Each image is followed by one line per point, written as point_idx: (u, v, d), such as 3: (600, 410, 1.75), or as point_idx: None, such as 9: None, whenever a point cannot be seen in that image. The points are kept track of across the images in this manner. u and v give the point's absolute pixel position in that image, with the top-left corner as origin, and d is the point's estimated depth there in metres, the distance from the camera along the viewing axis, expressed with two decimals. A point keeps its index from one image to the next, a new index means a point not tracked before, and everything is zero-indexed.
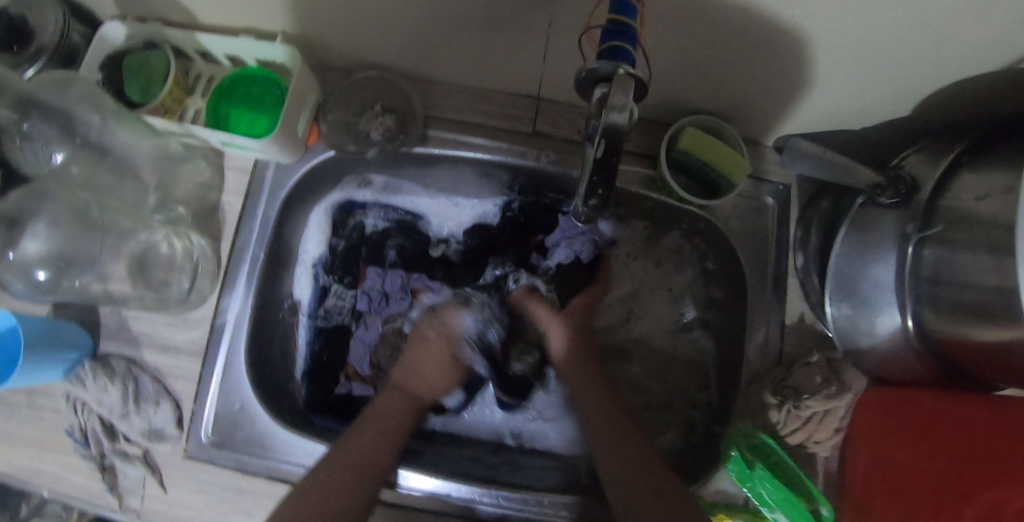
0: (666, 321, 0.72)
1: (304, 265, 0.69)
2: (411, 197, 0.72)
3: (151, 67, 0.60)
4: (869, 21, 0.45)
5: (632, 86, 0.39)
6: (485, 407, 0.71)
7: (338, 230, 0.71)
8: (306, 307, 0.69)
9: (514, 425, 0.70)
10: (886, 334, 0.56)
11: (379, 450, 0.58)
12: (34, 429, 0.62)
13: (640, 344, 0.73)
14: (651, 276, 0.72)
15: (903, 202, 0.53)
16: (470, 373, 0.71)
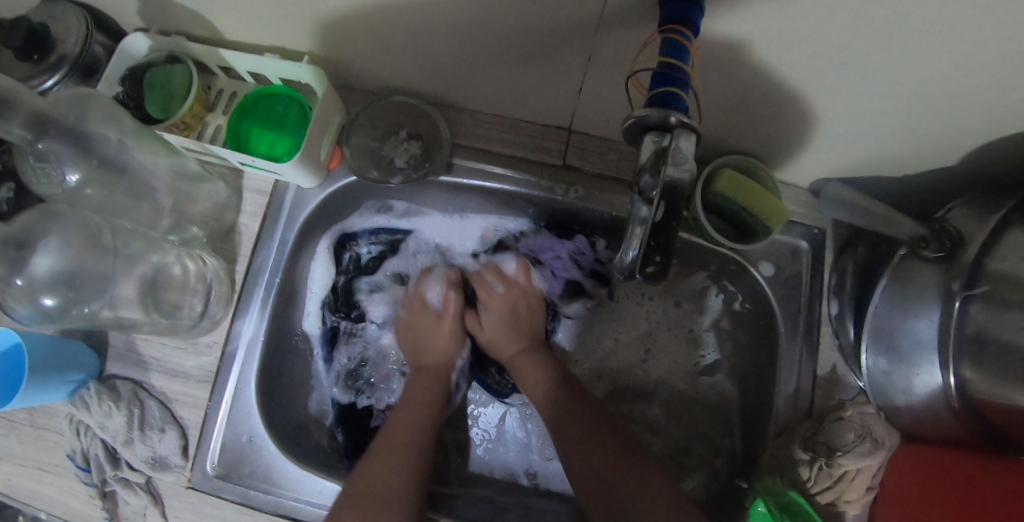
0: (686, 363, 0.70)
1: (314, 300, 0.67)
2: (418, 225, 0.70)
3: (173, 82, 0.59)
4: (924, 72, 0.43)
5: (689, 136, 0.39)
6: (500, 444, 0.68)
7: (341, 267, 0.68)
8: (318, 348, 0.67)
9: (529, 464, 0.67)
10: (923, 392, 0.54)
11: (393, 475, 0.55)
12: (33, 450, 0.60)
13: (660, 385, 0.70)
14: (669, 316, 0.70)
15: (948, 258, 0.51)
16: (486, 406, 0.70)
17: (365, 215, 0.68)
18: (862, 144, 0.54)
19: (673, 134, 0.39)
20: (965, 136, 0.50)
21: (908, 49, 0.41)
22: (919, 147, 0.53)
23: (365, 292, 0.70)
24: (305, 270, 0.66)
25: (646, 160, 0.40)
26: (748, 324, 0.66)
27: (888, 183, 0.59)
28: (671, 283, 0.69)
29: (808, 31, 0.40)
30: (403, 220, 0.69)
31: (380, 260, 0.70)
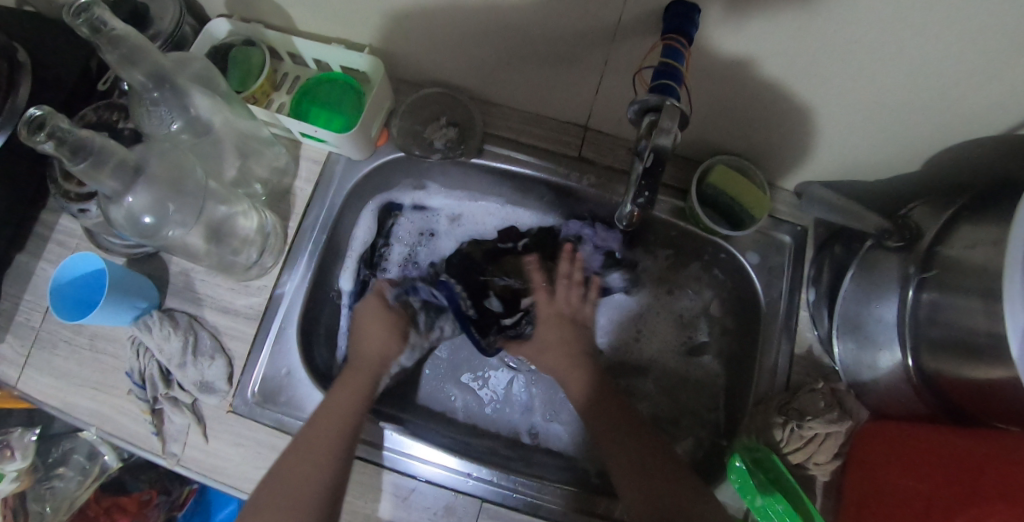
0: (674, 343, 0.77)
1: (352, 258, 0.76)
2: (449, 202, 0.79)
3: (251, 62, 0.69)
4: (883, 84, 0.53)
5: (678, 115, 0.48)
6: (506, 404, 0.75)
7: (382, 230, 0.78)
8: (347, 299, 0.76)
9: (533, 424, 0.74)
10: (887, 368, 0.62)
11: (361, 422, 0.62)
12: (92, 370, 0.67)
13: (654, 364, 0.78)
14: (662, 302, 0.78)
15: (907, 247, 0.60)
16: (496, 372, 0.77)
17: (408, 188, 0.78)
18: (835, 149, 0.64)
19: (664, 112, 0.48)
20: (919, 144, 0.60)
21: (867, 63, 0.50)
22: (883, 153, 0.62)
23: (394, 260, 0.78)
24: (345, 235, 0.74)
25: (643, 130, 0.51)
26: (735, 309, 0.73)
27: (859, 187, 0.69)
28: (667, 272, 0.78)
29: (787, 44, 0.50)
30: (440, 197, 0.79)
31: (411, 232, 0.79)
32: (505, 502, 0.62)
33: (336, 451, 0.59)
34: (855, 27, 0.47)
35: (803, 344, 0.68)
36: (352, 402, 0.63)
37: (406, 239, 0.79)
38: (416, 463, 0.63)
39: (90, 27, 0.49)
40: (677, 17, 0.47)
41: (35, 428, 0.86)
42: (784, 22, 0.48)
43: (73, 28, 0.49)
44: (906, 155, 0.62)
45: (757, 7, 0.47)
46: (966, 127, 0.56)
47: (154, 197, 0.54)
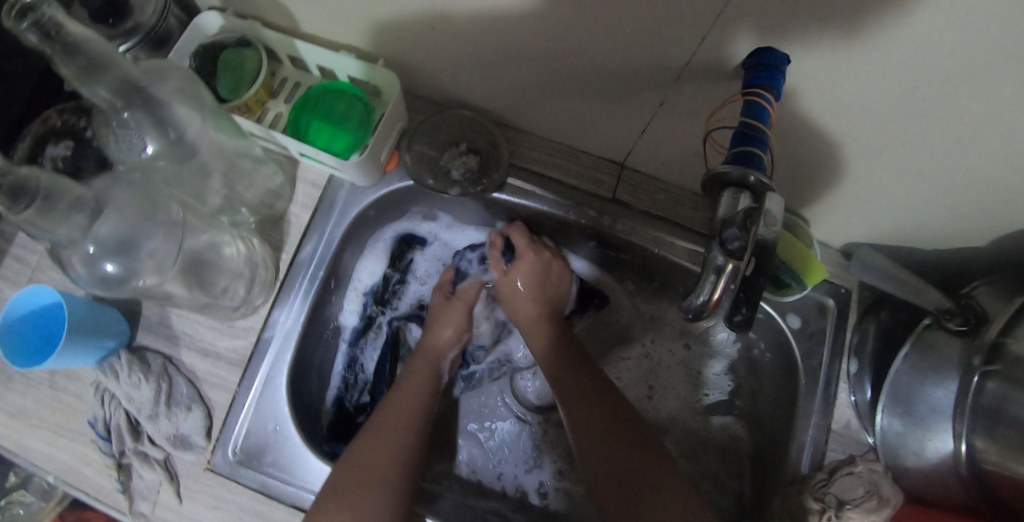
0: (689, 400, 0.73)
1: (355, 291, 0.69)
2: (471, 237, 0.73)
3: (245, 66, 0.59)
4: (975, 160, 0.46)
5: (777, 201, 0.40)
6: (512, 458, 0.70)
7: (395, 263, 0.71)
8: (347, 334, 0.69)
9: (541, 484, 0.68)
10: (932, 458, 0.57)
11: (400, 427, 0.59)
12: (50, 411, 0.59)
13: (672, 424, 0.73)
14: (677, 357, 0.74)
15: (971, 332, 0.55)
16: (504, 424, 0.71)
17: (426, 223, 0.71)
18: (900, 215, 0.57)
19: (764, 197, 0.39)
20: (998, 221, 0.53)
21: (965, 136, 0.44)
22: (951, 225, 0.56)
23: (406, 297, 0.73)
24: (347, 267, 0.67)
25: (728, 211, 0.43)
26: (766, 366, 0.68)
27: (917, 252, 0.63)
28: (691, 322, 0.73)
29: (884, 108, 0.43)
30: (462, 234, 0.72)
31: (432, 270, 0.74)
32: None
33: (387, 446, 0.57)
34: (972, 99, 0.40)
35: (841, 419, 0.63)
36: (406, 407, 0.61)
37: (420, 273, 0.73)
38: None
39: (41, 32, 0.39)
40: (762, 68, 0.40)
41: None
42: (886, 86, 0.41)
43: (16, 33, 0.40)
44: (975, 231, 0.56)
45: (860, 69, 0.40)
46: None
47: (119, 236, 0.46)
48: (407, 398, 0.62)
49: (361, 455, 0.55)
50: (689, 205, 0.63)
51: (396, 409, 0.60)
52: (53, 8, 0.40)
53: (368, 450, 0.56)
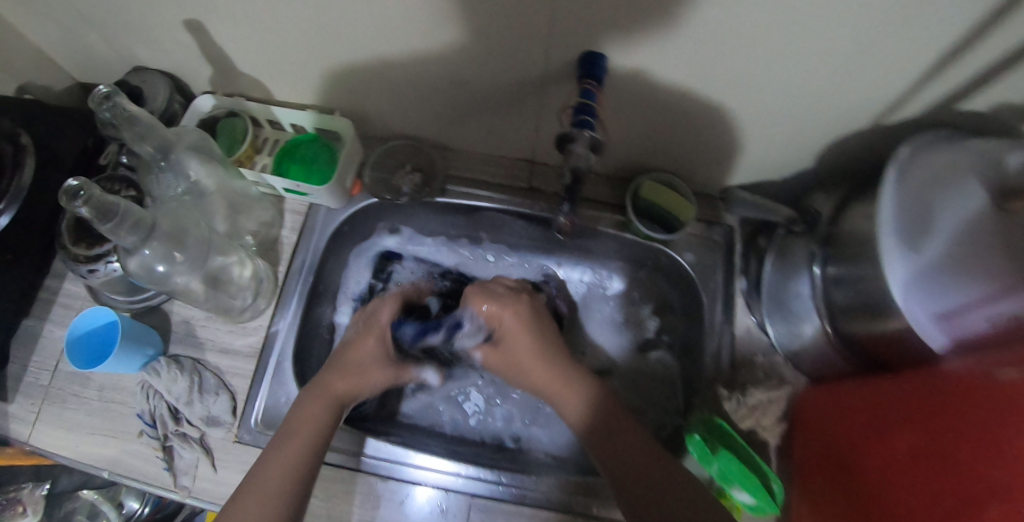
0: (633, 343, 0.87)
1: (345, 297, 0.85)
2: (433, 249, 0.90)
3: (236, 130, 0.79)
4: (761, 100, 0.64)
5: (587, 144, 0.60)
6: (489, 416, 0.82)
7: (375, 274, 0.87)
8: (341, 332, 0.84)
9: (514, 430, 0.81)
10: (810, 336, 0.71)
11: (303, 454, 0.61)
12: (104, 419, 0.72)
13: (618, 367, 0.86)
14: (611, 315, 0.89)
15: (811, 229, 0.70)
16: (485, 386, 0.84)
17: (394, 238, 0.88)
18: (746, 157, 0.75)
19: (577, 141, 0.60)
20: (807, 143, 0.71)
21: (739, 86, 0.63)
22: (784, 155, 0.74)
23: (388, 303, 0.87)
24: (332, 276, 0.83)
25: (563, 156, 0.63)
26: (682, 301, 0.83)
27: (772, 186, 0.80)
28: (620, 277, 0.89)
29: (678, 75, 0.62)
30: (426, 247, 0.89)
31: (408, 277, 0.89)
32: (492, 495, 0.68)
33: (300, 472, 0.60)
34: (725, 58, 0.58)
35: (742, 327, 0.77)
36: (312, 435, 0.63)
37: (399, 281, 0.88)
38: (412, 470, 0.69)
39: (112, 112, 0.60)
40: (589, 65, 0.59)
41: (43, 482, 0.89)
42: (669, 59, 0.60)
43: (97, 112, 0.61)
44: (798, 156, 0.74)
45: (647, 51, 0.59)
46: (838, 127, 0.67)
47: (165, 247, 0.63)
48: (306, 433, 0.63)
49: (268, 471, 0.60)
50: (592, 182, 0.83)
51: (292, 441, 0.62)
52: (121, 97, 0.60)
53: (271, 471, 0.60)
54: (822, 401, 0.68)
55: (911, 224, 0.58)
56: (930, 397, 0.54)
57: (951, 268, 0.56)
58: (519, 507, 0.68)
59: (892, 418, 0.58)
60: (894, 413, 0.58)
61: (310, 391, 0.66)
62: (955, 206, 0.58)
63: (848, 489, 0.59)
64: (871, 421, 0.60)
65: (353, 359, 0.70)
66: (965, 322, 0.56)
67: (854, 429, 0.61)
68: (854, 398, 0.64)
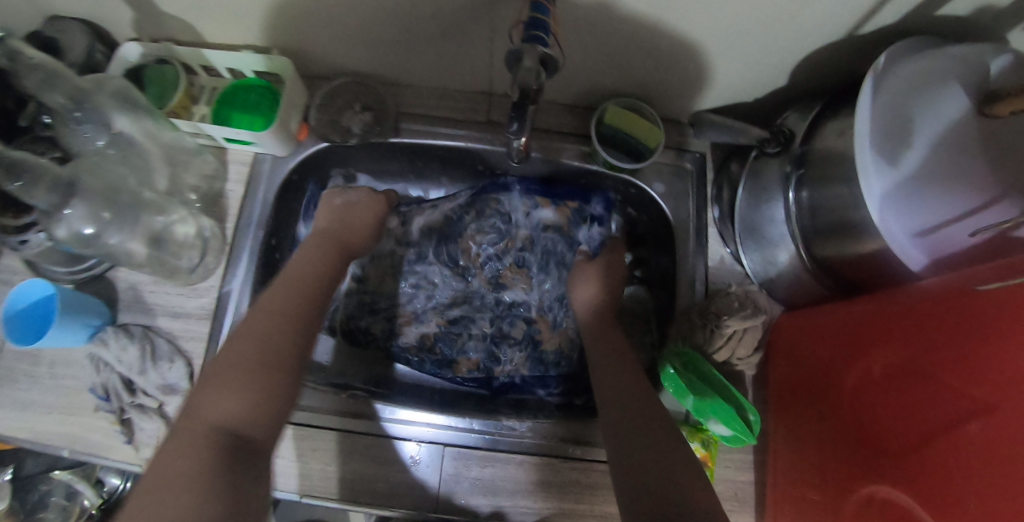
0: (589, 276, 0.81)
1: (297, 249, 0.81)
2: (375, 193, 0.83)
3: (166, 77, 0.70)
4: (733, 16, 0.58)
5: (538, 54, 0.53)
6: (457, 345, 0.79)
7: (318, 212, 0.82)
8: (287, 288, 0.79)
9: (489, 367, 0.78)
10: (785, 262, 0.68)
11: (271, 323, 0.58)
12: (56, 396, 0.68)
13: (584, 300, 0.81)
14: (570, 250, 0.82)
15: (783, 150, 0.66)
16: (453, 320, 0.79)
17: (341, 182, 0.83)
18: (716, 79, 0.70)
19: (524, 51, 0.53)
20: (783, 60, 0.66)
21: (705, 3, 0.56)
22: (757, 74, 0.68)
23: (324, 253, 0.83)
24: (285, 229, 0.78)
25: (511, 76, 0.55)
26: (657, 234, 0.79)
27: (746, 107, 0.76)
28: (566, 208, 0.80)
29: None
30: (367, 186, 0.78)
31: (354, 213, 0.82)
32: (466, 443, 0.67)
33: (284, 336, 0.58)
34: None
35: (716, 257, 0.75)
36: (271, 324, 0.58)
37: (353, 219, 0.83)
38: (396, 425, 0.67)
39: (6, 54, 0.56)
40: None
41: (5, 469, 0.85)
42: None
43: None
44: (771, 74, 0.69)
45: None
46: (815, 40, 0.62)
47: (90, 207, 0.59)
48: (284, 300, 0.61)
49: (237, 354, 0.56)
50: (554, 110, 0.77)
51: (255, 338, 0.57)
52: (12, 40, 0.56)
53: (257, 330, 0.58)
54: (800, 326, 0.67)
55: (889, 135, 0.55)
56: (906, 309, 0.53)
57: (930, 183, 0.53)
58: (493, 452, 0.67)
59: (867, 340, 0.56)
60: (871, 336, 0.56)
61: (273, 287, 0.62)
62: (936, 112, 0.55)
63: (823, 409, 0.59)
64: (846, 346, 0.59)
65: (357, 209, 0.74)
66: (944, 237, 0.53)
67: (830, 352, 0.61)
68: (833, 320, 0.62)
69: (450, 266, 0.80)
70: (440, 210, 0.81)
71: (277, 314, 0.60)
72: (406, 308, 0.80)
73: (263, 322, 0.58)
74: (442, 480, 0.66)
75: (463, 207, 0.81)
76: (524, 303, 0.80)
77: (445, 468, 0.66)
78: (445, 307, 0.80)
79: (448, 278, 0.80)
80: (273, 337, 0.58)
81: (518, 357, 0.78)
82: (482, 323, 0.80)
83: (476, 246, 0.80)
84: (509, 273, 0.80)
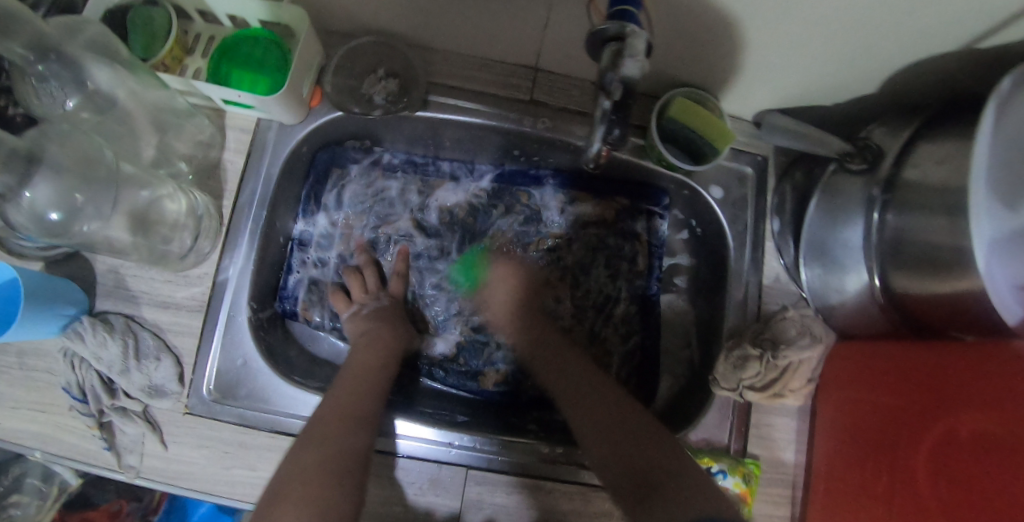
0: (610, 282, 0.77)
1: (295, 245, 0.72)
2: (394, 182, 0.76)
3: (155, 23, 0.58)
4: (849, 7, 0.49)
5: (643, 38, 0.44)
6: (483, 351, 0.75)
7: (325, 192, 0.74)
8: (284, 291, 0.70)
9: (513, 373, 0.74)
10: (854, 291, 0.62)
11: (359, 396, 0.60)
12: (26, 390, 0.59)
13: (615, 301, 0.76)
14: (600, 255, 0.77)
15: (869, 169, 0.59)
16: (476, 324, 0.75)
17: (354, 170, 0.74)
18: (801, 76, 0.61)
19: (629, 36, 0.44)
20: (886, 63, 0.57)
21: None
22: (849, 75, 0.59)
23: (336, 245, 0.74)
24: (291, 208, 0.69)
25: (607, 61, 0.46)
26: (705, 247, 0.74)
27: (822, 110, 0.67)
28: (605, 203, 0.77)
29: None
30: (394, 175, 0.76)
31: (364, 194, 0.75)
32: (490, 466, 0.62)
33: (358, 414, 0.58)
34: None
35: (770, 274, 0.68)
36: (358, 397, 0.59)
37: (368, 198, 0.75)
38: (404, 442, 0.62)
39: None
40: None
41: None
42: None
43: None
44: (865, 77, 0.60)
45: None
46: (933, 43, 0.53)
47: (58, 188, 0.51)
48: (358, 379, 0.62)
49: (302, 455, 0.54)
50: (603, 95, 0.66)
51: (316, 434, 0.55)
52: None
53: (324, 428, 0.56)
54: (837, 368, 0.64)
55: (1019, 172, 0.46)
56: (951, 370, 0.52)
57: None
58: (519, 477, 0.61)
59: (947, 400, 0.51)
60: (951, 396, 0.51)
61: (342, 378, 0.62)
62: None
63: (878, 463, 0.55)
64: (917, 400, 0.54)
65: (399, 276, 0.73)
66: None
67: (898, 402, 0.55)
68: (900, 366, 0.57)
69: (475, 266, 0.76)
70: (468, 194, 0.77)
71: (359, 383, 0.61)
72: (427, 314, 0.76)
73: (347, 394, 0.59)
74: (463, 507, 0.60)
75: (490, 199, 0.77)
76: (555, 304, 0.76)
77: (467, 492, 0.61)
78: (470, 312, 0.76)
79: (473, 280, 0.76)
80: (342, 435, 0.55)
81: None
82: None
83: (505, 245, 0.77)
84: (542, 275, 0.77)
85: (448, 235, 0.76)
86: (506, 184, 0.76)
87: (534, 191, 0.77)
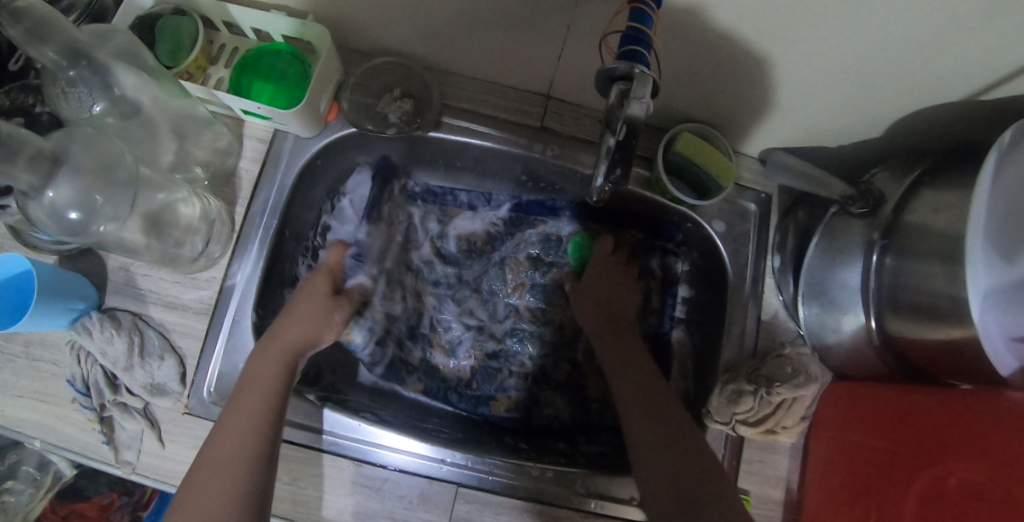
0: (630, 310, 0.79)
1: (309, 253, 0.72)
2: (416, 210, 0.80)
3: (182, 33, 0.60)
4: (849, 52, 0.50)
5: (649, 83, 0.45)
6: (495, 375, 0.78)
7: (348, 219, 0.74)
8: None
9: (522, 399, 0.77)
10: (850, 332, 0.62)
11: (273, 381, 0.59)
12: (30, 380, 0.61)
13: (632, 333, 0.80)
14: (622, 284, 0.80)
15: (870, 213, 0.59)
16: (486, 350, 0.80)
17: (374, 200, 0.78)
18: (805, 117, 0.62)
19: (636, 80, 0.45)
20: (889, 109, 0.58)
21: (819, 34, 0.48)
22: (853, 119, 0.61)
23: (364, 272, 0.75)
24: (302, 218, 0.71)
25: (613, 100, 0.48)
26: (703, 278, 0.76)
27: (826, 152, 0.68)
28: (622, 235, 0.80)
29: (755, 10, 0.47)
30: (414, 203, 0.80)
31: None
32: (481, 485, 0.62)
33: (271, 401, 0.57)
34: None
35: (769, 310, 0.69)
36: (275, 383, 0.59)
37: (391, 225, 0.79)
38: (395, 455, 0.62)
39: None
40: None
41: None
42: None
43: None
44: (869, 121, 0.61)
45: None
46: (936, 91, 0.54)
47: (80, 188, 0.52)
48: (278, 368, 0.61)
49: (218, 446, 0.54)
50: None
51: (248, 410, 0.56)
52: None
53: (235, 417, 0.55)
54: (833, 409, 0.63)
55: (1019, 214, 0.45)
56: (942, 420, 0.52)
57: None
58: (508, 498, 0.62)
59: (936, 449, 0.51)
60: (940, 445, 0.51)
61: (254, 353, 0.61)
62: None
63: (866, 506, 0.55)
64: (907, 447, 0.54)
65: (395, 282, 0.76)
66: None
67: (888, 448, 0.55)
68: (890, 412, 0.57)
69: (487, 296, 0.82)
70: (486, 223, 0.81)
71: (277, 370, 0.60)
72: (442, 337, 0.80)
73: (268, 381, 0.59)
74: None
75: (508, 228, 0.81)
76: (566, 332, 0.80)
77: (456, 510, 0.61)
78: (485, 339, 0.80)
79: (491, 308, 0.81)
80: (253, 424, 0.55)
81: (559, 401, 0.77)
82: (518, 359, 0.80)
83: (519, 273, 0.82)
84: (555, 303, 0.81)
85: (465, 264, 0.82)
86: (530, 211, 0.79)
87: (551, 222, 0.80)
